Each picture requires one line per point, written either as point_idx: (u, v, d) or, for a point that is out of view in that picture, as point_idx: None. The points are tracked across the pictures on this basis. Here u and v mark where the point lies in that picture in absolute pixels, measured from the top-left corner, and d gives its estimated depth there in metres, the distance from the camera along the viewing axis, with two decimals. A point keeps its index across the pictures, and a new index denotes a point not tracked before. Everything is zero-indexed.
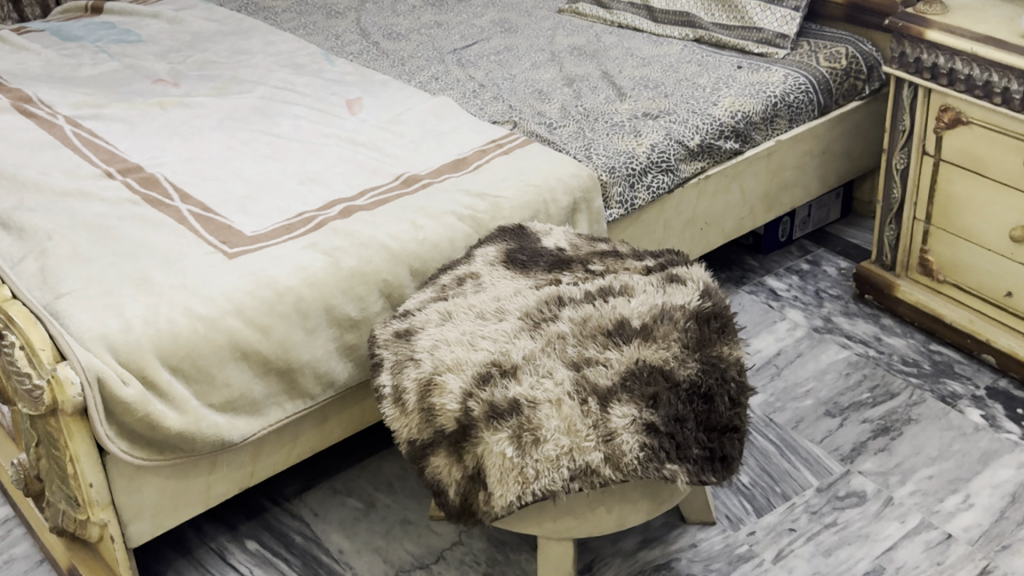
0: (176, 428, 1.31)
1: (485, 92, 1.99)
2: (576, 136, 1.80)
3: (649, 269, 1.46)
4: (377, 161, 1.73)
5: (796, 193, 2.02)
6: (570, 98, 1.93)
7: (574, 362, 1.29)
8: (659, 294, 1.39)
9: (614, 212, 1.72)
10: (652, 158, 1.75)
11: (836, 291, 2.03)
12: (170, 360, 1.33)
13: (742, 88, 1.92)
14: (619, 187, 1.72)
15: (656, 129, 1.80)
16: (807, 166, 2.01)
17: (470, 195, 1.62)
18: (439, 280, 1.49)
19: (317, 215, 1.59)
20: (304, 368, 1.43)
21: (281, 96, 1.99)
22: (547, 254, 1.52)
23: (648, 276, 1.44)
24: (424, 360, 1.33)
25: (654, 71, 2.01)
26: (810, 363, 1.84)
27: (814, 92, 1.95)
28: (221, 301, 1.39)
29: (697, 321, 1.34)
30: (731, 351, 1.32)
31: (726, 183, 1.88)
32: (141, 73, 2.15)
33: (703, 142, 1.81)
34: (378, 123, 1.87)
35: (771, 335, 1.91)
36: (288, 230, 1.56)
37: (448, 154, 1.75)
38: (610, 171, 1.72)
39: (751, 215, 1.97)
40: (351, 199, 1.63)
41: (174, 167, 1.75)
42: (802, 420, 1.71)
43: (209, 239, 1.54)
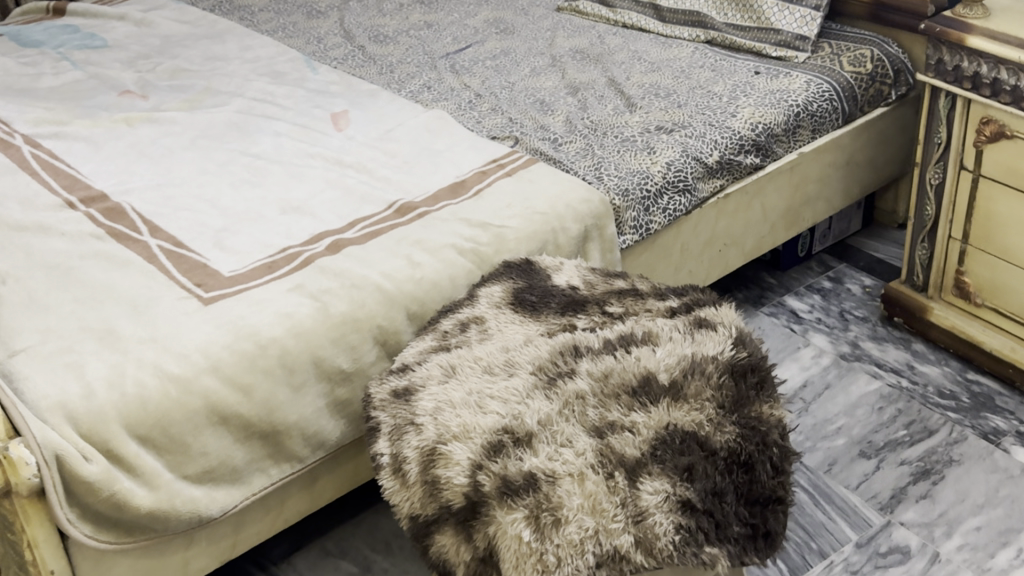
0: (146, 507, 1.16)
1: (482, 103, 1.83)
2: (584, 153, 1.64)
3: (673, 311, 1.32)
4: (367, 187, 1.57)
5: (819, 207, 1.88)
6: (575, 109, 1.78)
7: (596, 428, 1.15)
8: (688, 343, 1.25)
9: (628, 238, 1.57)
10: (668, 177, 1.60)
11: (862, 312, 1.89)
12: (139, 429, 1.18)
13: (761, 96, 1.77)
14: (633, 211, 1.57)
15: (671, 145, 1.65)
16: (830, 178, 1.86)
17: (470, 225, 1.47)
18: (439, 326, 1.34)
19: (302, 252, 1.43)
20: (290, 429, 1.28)
21: (260, 109, 1.83)
22: (559, 293, 1.37)
23: (674, 321, 1.30)
24: (426, 426, 1.18)
25: (664, 78, 1.86)
26: (839, 396, 1.70)
27: (838, 99, 1.80)
28: (195, 358, 1.24)
29: (732, 376, 1.19)
30: (771, 410, 1.18)
31: (746, 200, 1.73)
32: (107, 83, 1.98)
33: (722, 158, 1.66)
34: (366, 140, 1.71)
35: (795, 364, 1.77)
36: (270, 269, 1.41)
37: (445, 176, 1.59)
38: (624, 194, 1.56)
39: (772, 233, 1.82)
40: (340, 232, 1.47)
41: (142, 195, 1.59)
42: (835, 463, 1.58)
43: (181, 280, 1.39)
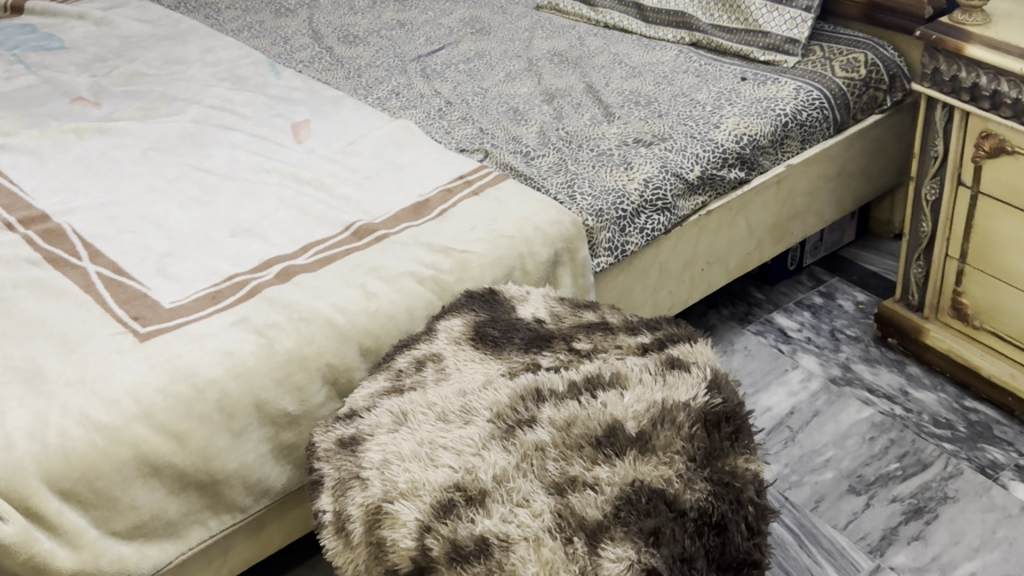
0: (68, 569, 1.08)
1: (452, 111, 1.73)
2: (557, 169, 1.54)
3: (645, 348, 1.22)
4: (324, 206, 1.47)
5: (809, 221, 1.78)
6: (550, 119, 1.68)
7: (556, 484, 1.05)
8: (658, 387, 1.15)
9: (602, 261, 1.47)
10: (646, 196, 1.50)
11: (854, 331, 1.79)
12: (62, 484, 1.09)
13: (747, 105, 1.67)
14: (607, 232, 1.47)
15: (649, 159, 1.55)
16: (820, 190, 1.76)
17: (430, 250, 1.37)
18: (394, 364, 1.24)
19: (251, 280, 1.34)
20: (230, 478, 1.19)
21: (217, 118, 1.73)
22: (523, 327, 1.27)
23: (645, 361, 1.20)
24: (371, 482, 1.08)
25: (646, 84, 1.76)
26: (828, 424, 1.60)
27: (829, 108, 1.70)
28: (126, 404, 1.15)
29: (705, 426, 1.10)
30: (747, 464, 1.08)
31: (730, 217, 1.63)
32: (59, 89, 1.88)
33: (704, 173, 1.56)
34: (326, 153, 1.61)
35: (782, 388, 1.68)
36: (214, 300, 1.31)
37: (408, 194, 1.49)
38: (598, 214, 1.46)
39: (759, 249, 1.72)
40: (292, 258, 1.37)
41: (86, 214, 1.49)
42: (823, 499, 1.48)
43: (118, 313, 1.29)
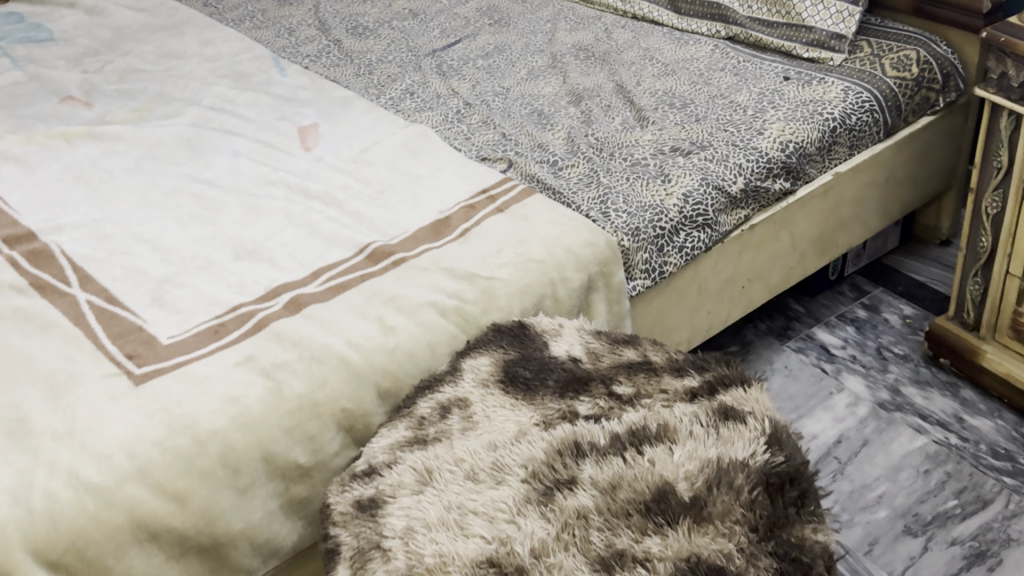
0: None
1: (471, 114, 1.60)
2: (588, 181, 1.42)
3: (694, 393, 1.11)
4: (335, 225, 1.35)
5: (854, 231, 1.65)
6: (578, 123, 1.56)
7: (602, 560, 0.92)
8: (712, 442, 1.03)
9: (638, 283, 1.35)
10: (685, 212, 1.38)
11: (902, 349, 1.67)
12: (49, 555, 0.97)
13: (792, 108, 1.54)
14: (645, 252, 1.35)
15: (688, 171, 1.42)
16: (867, 199, 1.64)
17: (453, 276, 1.25)
18: (415, 410, 1.13)
19: (256, 312, 1.22)
20: (235, 540, 1.08)
21: (218, 121, 1.60)
22: (558, 367, 1.15)
23: (695, 411, 1.08)
24: (394, 554, 0.96)
25: (680, 84, 1.63)
26: (878, 455, 1.49)
27: (879, 110, 1.57)
28: (119, 461, 1.04)
29: (767, 491, 0.98)
30: (814, 534, 0.96)
31: (773, 231, 1.51)
32: (47, 86, 1.74)
33: (747, 185, 1.44)
34: (337, 162, 1.48)
35: (827, 414, 1.56)
36: (217, 334, 1.19)
37: (426, 210, 1.37)
38: (634, 233, 1.34)
39: (802, 264, 1.60)
40: (301, 286, 1.25)
41: (76, 232, 1.37)
42: (875, 542, 1.37)
43: (111, 349, 1.18)
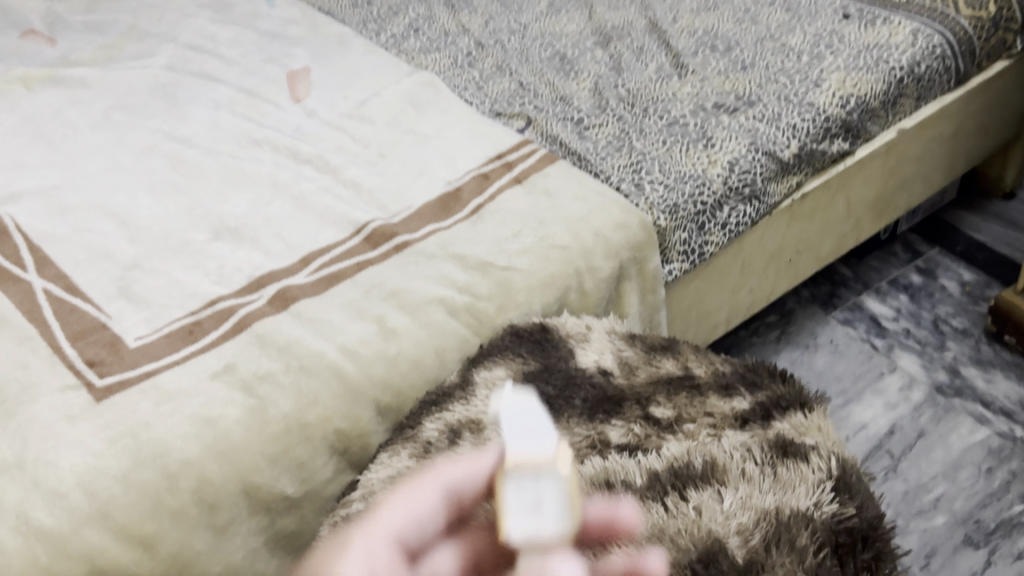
0: None
1: (484, 57, 1.43)
2: (618, 143, 1.24)
3: (745, 420, 0.95)
4: (329, 197, 1.18)
5: (914, 191, 1.49)
6: (608, 72, 1.39)
7: None
8: (768, 486, 0.88)
9: (674, 267, 1.18)
10: (730, 183, 1.20)
11: (961, 322, 1.52)
12: None
13: (853, 56, 1.35)
14: (684, 231, 1.17)
15: (735, 134, 1.24)
16: (930, 155, 1.46)
17: (464, 266, 1.08)
18: (421, 435, 0.96)
19: (238, 307, 1.05)
20: None
21: (196, 62, 1.43)
22: (585, 382, 0.99)
23: (747, 443, 0.93)
24: None
25: (723, 23, 1.48)
26: (936, 450, 1.34)
27: (952, 56, 1.37)
28: (76, 499, 0.88)
29: (834, 554, 0.83)
30: None
31: (826, 198, 1.34)
32: (5, 18, 1.55)
33: (802, 149, 1.25)
34: (331, 117, 1.31)
35: (878, 399, 1.42)
36: (190, 337, 1.03)
37: (433, 180, 1.19)
38: (673, 209, 1.16)
39: (855, 230, 1.44)
40: (289, 275, 1.09)
41: (33, 202, 1.19)
42: (933, 554, 1.23)
43: (70, 353, 1.01)
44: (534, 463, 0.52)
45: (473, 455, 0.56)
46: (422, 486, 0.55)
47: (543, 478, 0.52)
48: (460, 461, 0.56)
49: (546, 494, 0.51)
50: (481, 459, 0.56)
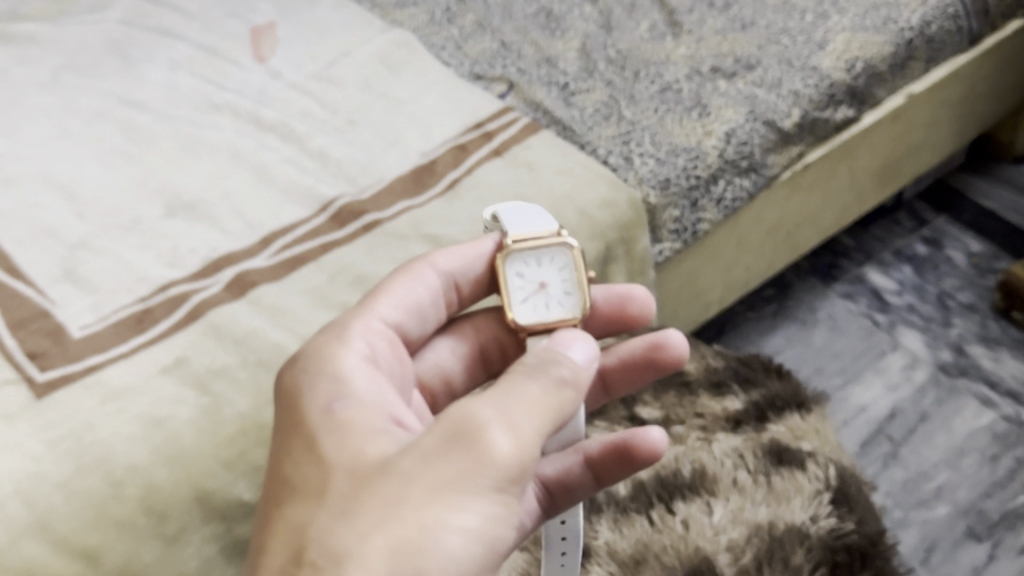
0: None
1: (464, 13, 1.36)
2: (606, 111, 1.16)
3: (738, 421, 0.88)
4: (292, 169, 1.10)
5: (922, 157, 1.41)
6: (597, 30, 1.30)
7: None
8: (762, 497, 0.81)
9: (664, 246, 1.10)
10: (727, 155, 1.11)
11: (967, 297, 1.44)
12: None
13: (860, 14, 1.26)
14: (675, 209, 1.10)
15: (732, 100, 1.15)
16: (939, 120, 1.38)
17: (437, 248, 1.00)
18: None
19: (191, 293, 0.98)
20: None
21: (154, 17, 1.34)
22: None
23: (740, 449, 0.85)
24: None
25: None
26: (939, 434, 1.28)
27: (965, 16, 1.28)
28: (13, 509, 0.81)
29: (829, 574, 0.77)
30: None
31: (828, 169, 1.25)
32: None
33: (804, 117, 1.17)
34: (297, 78, 1.22)
35: (880, 379, 1.35)
36: (139, 326, 0.95)
37: (405, 150, 1.11)
38: (664, 185, 1.08)
39: (859, 201, 1.36)
40: (248, 258, 1.01)
41: None
42: (933, 548, 1.17)
43: (8, 344, 0.93)
44: (538, 249, 0.71)
45: (471, 241, 0.76)
46: (408, 281, 0.71)
47: (549, 264, 0.71)
48: (454, 249, 0.75)
49: (553, 282, 0.70)
50: (477, 245, 0.75)
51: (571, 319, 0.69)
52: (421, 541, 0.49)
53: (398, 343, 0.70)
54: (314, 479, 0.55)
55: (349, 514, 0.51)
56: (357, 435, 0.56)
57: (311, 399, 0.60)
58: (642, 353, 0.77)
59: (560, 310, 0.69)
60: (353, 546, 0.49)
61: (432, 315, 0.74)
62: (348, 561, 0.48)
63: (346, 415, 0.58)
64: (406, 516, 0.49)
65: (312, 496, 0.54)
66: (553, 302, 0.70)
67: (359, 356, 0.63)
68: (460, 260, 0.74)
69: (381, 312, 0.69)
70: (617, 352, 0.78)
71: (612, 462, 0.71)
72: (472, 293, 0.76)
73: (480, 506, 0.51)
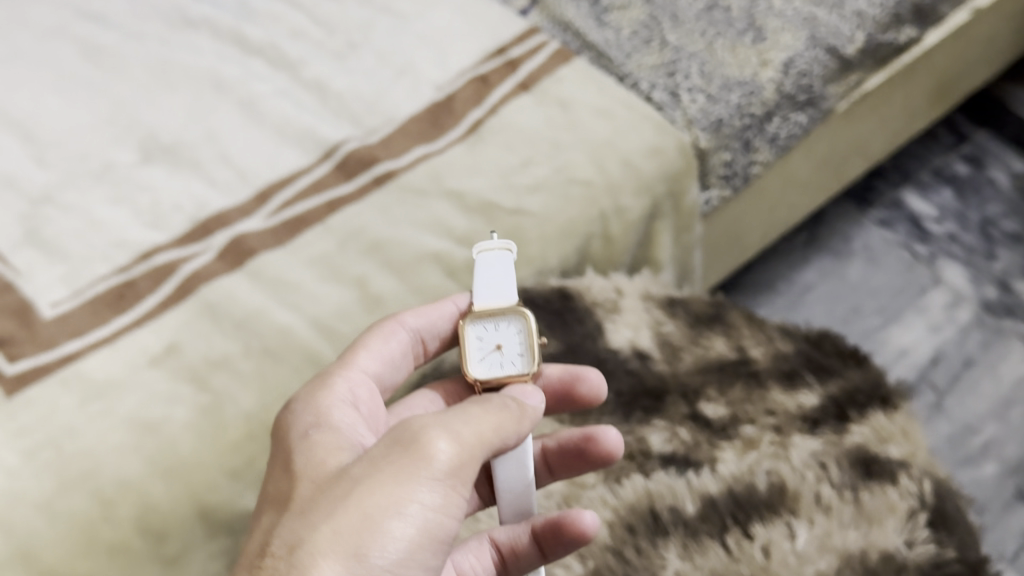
0: None
1: None
2: (646, 33, 1.01)
3: (813, 416, 0.78)
4: (287, 104, 0.94)
5: (977, 74, 1.28)
6: None
7: None
8: (849, 517, 0.71)
9: (712, 194, 1.00)
10: (785, 89, 0.98)
11: (1012, 226, 1.35)
12: None
13: None
14: (727, 152, 0.97)
15: (790, 22, 1.01)
16: (999, 33, 1.24)
17: (463, 208, 0.87)
18: None
19: (180, 263, 0.83)
20: None
21: None
22: (619, 371, 0.80)
23: (821, 457, 0.75)
24: None
25: None
26: (985, 383, 1.19)
27: None
28: None
29: None
30: None
31: (884, 95, 1.12)
32: None
33: (869, 42, 1.03)
34: None
35: (922, 320, 1.25)
36: (118, 303, 0.81)
37: (418, 81, 0.95)
38: (717, 126, 0.95)
39: (909, 125, 1.23)
40: (242, 218, 0.86)
41: None
42: (982, 511, 1.10)
43: None
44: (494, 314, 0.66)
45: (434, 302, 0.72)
46: (390, 329, 0.68)
47: (505, 329, 0.66)
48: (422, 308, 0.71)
49: (504, 341, 0.66)
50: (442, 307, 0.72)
51: (516, 371, 0.64)
52: (369, 524, 0.48)
53: (383, 386, 0.69)
54: (284, 490, 0.55)
55: (306, 512, 0.50)
56: (322, 450, 0.56)
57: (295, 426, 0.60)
58: (574, 442, 0.70)
59: (506, 361, 0.65)
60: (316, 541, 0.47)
61: (402, 369, 0.70)
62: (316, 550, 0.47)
63: (316, 436, 0.58)
64: (361, 500, 0.48)
65: (278, 506, 0.53)
66: (506, 352, 0.65)
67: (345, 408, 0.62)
68: (428, 319, 0.71)
69: (364, 360, 0.67)
70: (557, 436, 0.71)
71: (551, 537, 0.66)
72: (438, 347, 0.73)
73: (425, 498, 0.49)
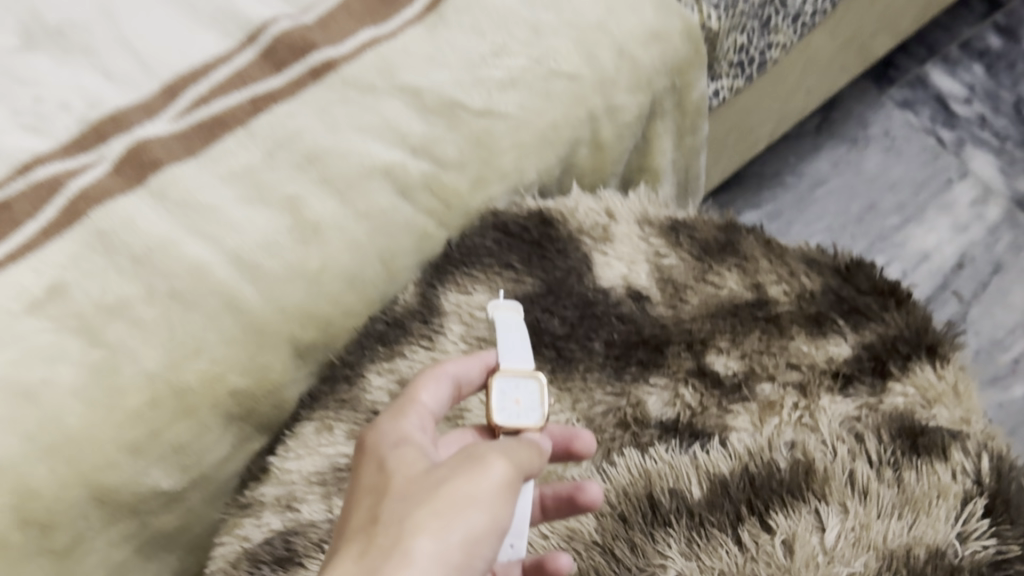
0: None
1: None
2: None
3: (844, 367, 0.65)
4: None
5: None
6: None
7: None
8: (889, 502, 0.58)
9: (723, 84, 0.83)
10: None
11: None
12: None
13: None
14: (742, 35, 0.81)
15: None
16: None
17: (420, 108, 0.68)
18: (372, 407, 0.64)
19: (67, 179, 0.62)
20: None
21: None
22: (612, 318, 0.68)
23: (857, 430, 0.61)
24: None
25: None
26: (1016, 290, 1.06)
27: None
28: None
29: None
30: None
31: None
32: None
33: None
34: None
35: (947, 217, 1.11)
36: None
37: None
38: (731, 3, 0.78)
39: None
40: (144, 119, 0.65)
41: None
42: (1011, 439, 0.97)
43: None
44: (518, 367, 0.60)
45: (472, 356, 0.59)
46: (441, 374, 0.56)
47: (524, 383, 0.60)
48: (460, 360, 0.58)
49: (522, 389, 0.59)
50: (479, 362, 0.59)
51: (531, 424, 0.57)
52: (470, 503, 0.45)
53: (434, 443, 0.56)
54: (362, 485, 0.48)
55: (401, 499, 0.45)
56: (411, 454, 0.49)
57: (371, 444, 0.51)
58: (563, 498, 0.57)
59: (525, 411, 0.58)
60: (415, 521, 0.44)
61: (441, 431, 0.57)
62: (417, 533, 0.43)
63: (402, 449, 0.49)
64: (461, 485, 0.45)
65: (364, 496, 0.47)
66: (524, 400, 0.58)
67: (426, 446, 0.51)
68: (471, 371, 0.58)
69: (427, 402, 0.55)
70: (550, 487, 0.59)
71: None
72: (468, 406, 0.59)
73: (507, 482, 0.46)
